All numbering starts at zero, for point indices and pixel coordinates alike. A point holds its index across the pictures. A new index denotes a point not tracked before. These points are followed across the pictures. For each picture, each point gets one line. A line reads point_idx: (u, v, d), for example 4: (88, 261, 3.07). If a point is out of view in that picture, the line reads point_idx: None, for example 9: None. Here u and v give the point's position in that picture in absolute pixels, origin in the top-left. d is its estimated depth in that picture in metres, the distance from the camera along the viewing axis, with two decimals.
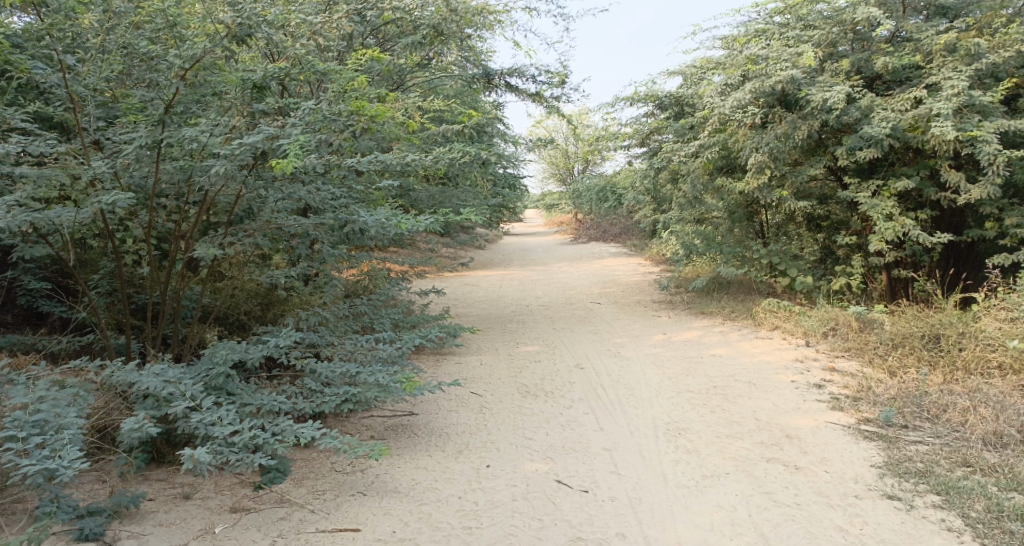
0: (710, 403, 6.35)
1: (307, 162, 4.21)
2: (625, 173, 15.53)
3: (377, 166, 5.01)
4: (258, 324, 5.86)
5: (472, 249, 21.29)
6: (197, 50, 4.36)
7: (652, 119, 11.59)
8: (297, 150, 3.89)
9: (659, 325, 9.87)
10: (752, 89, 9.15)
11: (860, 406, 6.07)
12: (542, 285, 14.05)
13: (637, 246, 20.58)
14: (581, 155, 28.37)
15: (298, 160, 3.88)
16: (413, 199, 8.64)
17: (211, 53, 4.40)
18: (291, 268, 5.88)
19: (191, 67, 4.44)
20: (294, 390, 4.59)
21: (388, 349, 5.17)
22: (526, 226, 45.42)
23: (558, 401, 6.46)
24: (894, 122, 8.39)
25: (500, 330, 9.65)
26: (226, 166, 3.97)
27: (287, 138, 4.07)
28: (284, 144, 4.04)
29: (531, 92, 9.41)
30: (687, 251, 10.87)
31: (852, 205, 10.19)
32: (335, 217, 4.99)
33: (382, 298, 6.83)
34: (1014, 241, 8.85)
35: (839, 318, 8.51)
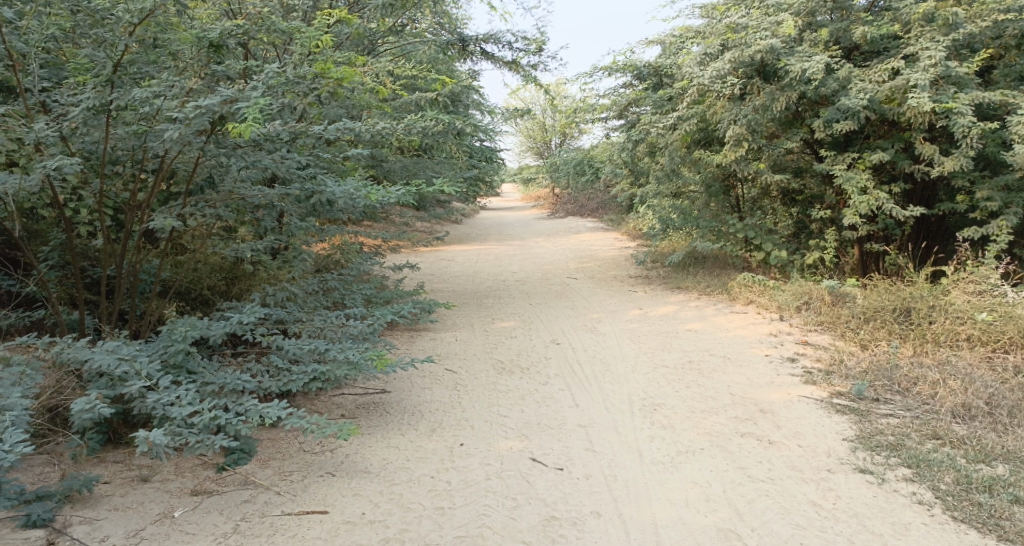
0: (686, 378, 6.33)
1: (269, 128, 4.15)
2: (603, 146, 15.43)
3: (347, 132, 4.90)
4: (223, 300, 5.69)
5: (449, 224, 21.10)
6: (145, 3, 3.89)
7: (630, 90, 11.44)
8: (256, 114, 3.75)
9: (635, 300, 9.85)
10: (732, 59, 9.04)
11: (833, 380, 6.09)
12: (518, 259, 13.97)
13: (614, 220, 20.55)
14: (558, 128, 28.17)
15: (255, 125, 3.73)
16: (386, 170, 8.45)
17: (162, 7, 4.00)
18: (257, 241, 5.71)
19: (141, 23, 3.97)
20: (260, 368, 4.48)
21: (359, 325, 5.06)
22: (504, 201, 45.21)
23: (534, 378, 6.41)
24: (871, 93, 8.37)
25: (475, 306, 9.56)
26: (179, 131, 3.79)
27: (246, 102, 3.88)
28: (243, 109, 3.86)
29: (508, 60, 9.21)
30: (664, 225, 10.82)
31: (828, 179, 10.21)
32: (302, 188, 4.84)
33: (353, 273, 6.69)
34: (984, 214, 8.93)
35: (813, 292, 8.53)
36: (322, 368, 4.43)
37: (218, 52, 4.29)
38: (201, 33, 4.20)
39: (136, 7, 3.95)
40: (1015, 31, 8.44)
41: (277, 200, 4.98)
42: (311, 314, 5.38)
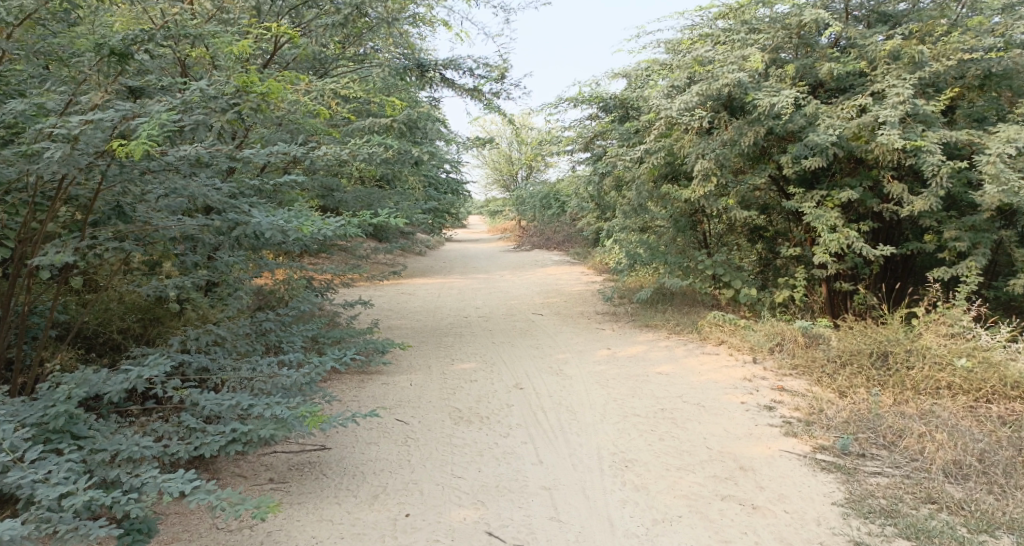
0: (659, 428, 5.85)
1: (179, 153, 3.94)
2: (569, 180, 15.13)
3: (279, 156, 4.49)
4: (135, 346, 5.14)
5: (412, 256, 20.49)
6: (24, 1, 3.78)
7: (596, 122, 11.13)
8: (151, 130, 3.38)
9: (603, 339, 9.40)
10: (700, 91, 8.72)
11: (814, 432, 5.65)
12: (482, 294, 13.45)
13: (580, 254, 20.21)
14: (524, 160, 27.93)
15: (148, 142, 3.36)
16: (337, 200, 7.94)
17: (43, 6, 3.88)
18: (182, 278, 5.16)
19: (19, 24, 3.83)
20: (173, 428, 4.05)
21: (294, 374, 4.66)
22: (470, 232, 44.79)
23: (494, 428, 5.92)
24: (838, 130, 8.09)
25: (434, 344, 9.00)
26: (63, 149, 3.46)
27: (147, 117, 3.60)
28: (142, 125, 3.54)
29: (469, 87, 8.82)
30: (631, 261, 10.44)
31: (798, 216, 9.94)
32: (226, 219, 4.36)
33: (293, 313, 6.08)
34: (953, 255, 8.72)
35: (786, 332, 8.16)
36: (242, 428, 4.04)
37: (123, 60, 3.88)
38: (100, 39, 3.82)
39: (13, 5, 3.72)
40: (977, 72, 8.31)
41: (197, 232, 4.44)
42: (240, 363, 4.94)
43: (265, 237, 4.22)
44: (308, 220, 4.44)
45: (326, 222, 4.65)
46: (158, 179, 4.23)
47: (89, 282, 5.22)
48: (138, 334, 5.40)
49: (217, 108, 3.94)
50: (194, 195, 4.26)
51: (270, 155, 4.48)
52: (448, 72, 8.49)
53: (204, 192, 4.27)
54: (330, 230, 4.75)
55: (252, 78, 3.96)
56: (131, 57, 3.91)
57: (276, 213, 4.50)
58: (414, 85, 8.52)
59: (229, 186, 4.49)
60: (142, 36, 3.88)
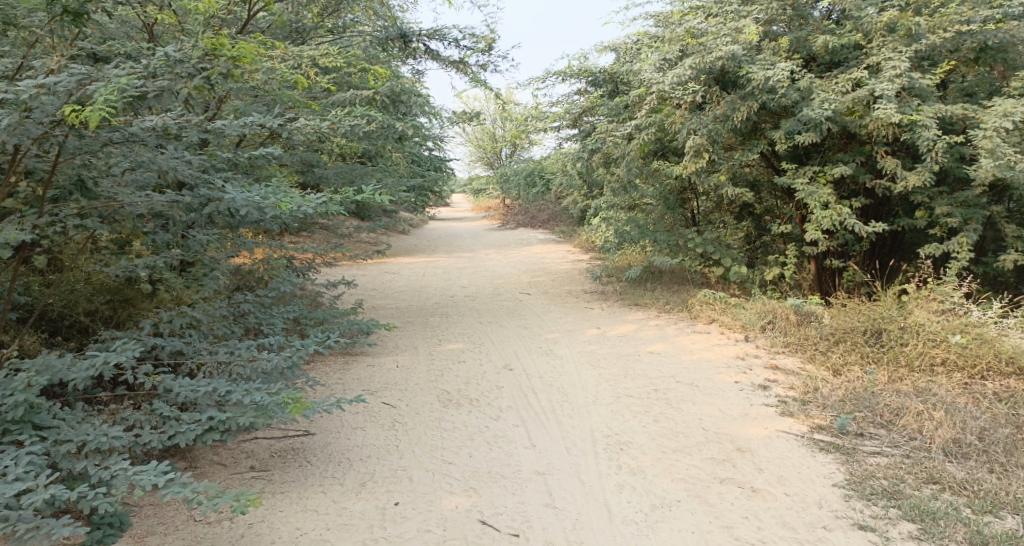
0: (653, 410, 5.72)
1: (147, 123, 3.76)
2: (555, 156, 14.88)
3: (247, 129, 4.24)
4: (105, 329, 4.98)
5: (395, 235, 20.18)
6: None
7: (584, 96, 10.88)
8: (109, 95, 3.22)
9: (592, 318, 9.25)
10: (693, 65, 8.53)
11: (811, 411, 5.54)
12: (468, 273, 13.24)
13: (565, 232, 20.04)
14: (509, 138, 27.59)
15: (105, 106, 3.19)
16: (319, 177, 7.66)
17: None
18: (156, 258, 4.94)
19: None
20: (145, 415, 3.85)
21: (275, 359, 4.46)
22: (454, 211, 44.42)
23: (484, 412, 5.76)
24: (833, 104, 7.94)
25: (420, 325, 8.79)
26: (14, 117, 3.25)
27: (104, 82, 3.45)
28: (98, 90, 3.37)
29: (454, 59, 8.54)
30: (619, 239, 10.26)
31: (789, 193, 9.82)
32: (197, 196, 4.11)
33: (273, 294, 5.85)
34: (944, 230, 8.63)
35: (777, 310, 8.05)
36: (220, 416, 3.86)
37: (78, 20, 3.68)
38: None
39: None
40: (974, 44, 8.05)
41: (168, 210, 4.20)
42: (217, 347, 4.74)
43: (241, 215, 4.00)
44: (287, 197, 4.19)
45: (307, 199, 4.42)
46: (123, 154, 4.01)
47: (54, 262, 5.01)
48: (107, 317, 5.19)
49: (184, 75, 3.77)
50: (164, 170, 4.05)
51: (242, 128, 4.23)
52: (432, 43, 8.19)
53: (172, 165, 4.03)
54: (311, 207, 4.51)
55: (221, 42, 3.83)
56: (88, 15, 3.75)
57: (252, 189, 4.25)
58: (396, 56, 8.22)
59: (203, 161, 4.25)
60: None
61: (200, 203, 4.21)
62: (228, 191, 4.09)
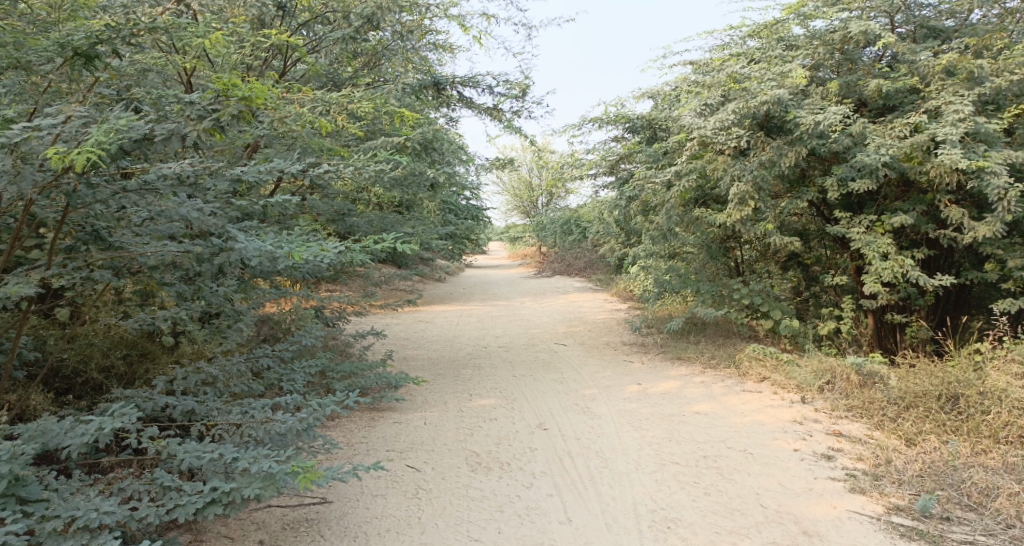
0: (702, 480, 5.17)
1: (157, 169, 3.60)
2: (592, 205, 14.53)
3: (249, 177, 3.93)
4: (117, 386, 4.66)
5: (428, 282, 19.91)
6: None
7: (622, 143, 10.55)
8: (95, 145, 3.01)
9: (633, 373, 8.71)
10: (737, 109, 8.12)
11: (885, 488, 4.96)
12: (502, 323, 12.81)
13: (602, 281, 19.58)
14: (545, 187, 27.45)
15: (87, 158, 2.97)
16: (349, 225, 7.39)
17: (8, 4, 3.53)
18: (172, 312, 4.65)
19: None
20: (144, 485, 3.47)
21: (289, 420, 4.07)
22: (489, 257, 44.27)
23: (515, 478, 5.29)
24: (890, 149, 7.44)
25: (452, 378, 8.37)
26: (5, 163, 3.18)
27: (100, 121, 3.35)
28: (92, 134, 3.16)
29: (489, 106, 8.31)
30: (660, 289, 9.77)
31: (843, 243, 9.25)
32: (208, 245, 3.81)
33: (292, 348, 5.51)
34: (1018, 285, 7.97)
35: (836, 369, 7.43)
36: (224, 487, 3.45)
37: (88, 62, 3.61)
38: (64, 39, 3.56)
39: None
40: None
41: (180, 260, 3.90)
42: (230, 405, 4.40)
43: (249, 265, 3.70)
44: (301, 247, 3.95)
45: (317, 250, 4.06)
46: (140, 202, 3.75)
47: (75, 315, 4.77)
48: (122, 373, 4.86)
49: (193, 115, 3.69)
50: (181, 217, 3.78)
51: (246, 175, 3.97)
52: (465, 90, 7.98)
53: (187, 213, 3.74)
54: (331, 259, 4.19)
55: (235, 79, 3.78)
56: (99, 57, 3.65)
57: (264, 238, 4.00)
58: (429, 104, 8.04)
59: (220, 208, 3.97)
60: (106, 32, 3.60)
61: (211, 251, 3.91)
62: (243, 238, 3.77)
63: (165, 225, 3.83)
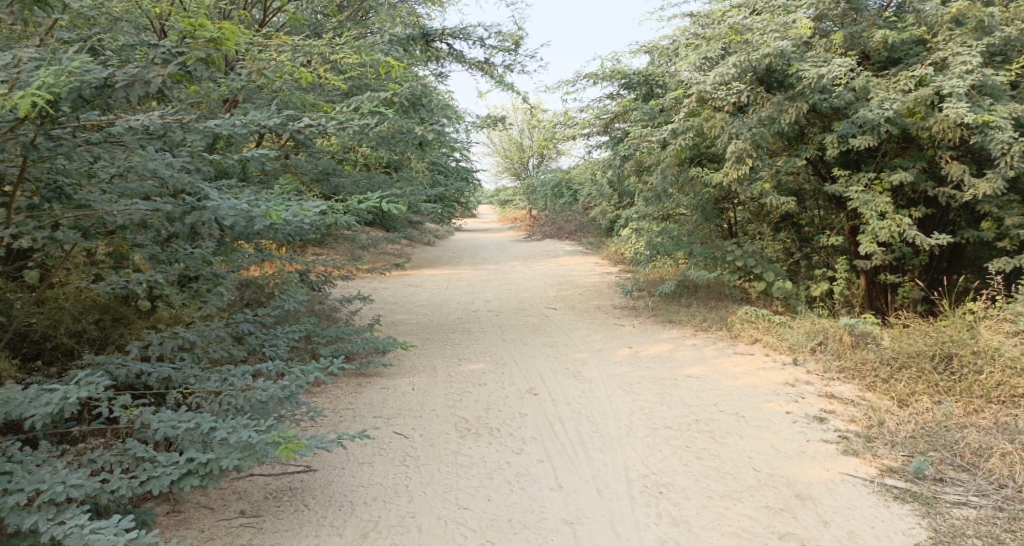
0: (695, 444, 5.11)
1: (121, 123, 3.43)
2: (584, 166, 14.31)
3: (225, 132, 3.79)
4: (90, 351, 4.53)
5: (419, 245, 19.70)
6: None
7: (616, 101, 10.31)
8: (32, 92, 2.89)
9: (624, 336, 8.62)
10: (737, 62, 7.89)
11: (878, 450, 4.90)
12: (492, 286, 12.67)
13: (593, 244, 19.43)
14: (536, 148, 27.10)
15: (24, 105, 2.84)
16: (335, 186, 7.17)
17: None
18: (144, 276, 4.48)
19: None
20: (116, 456, 3.38)
21: (270, 388, 3.95)
22: (479, 221, 43.98)
23: (505, 444, 5.21)
24: (894, 103, 7.26)
25: (441, 342, 8.26)
26: None
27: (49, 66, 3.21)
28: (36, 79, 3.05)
29: (480, 60, 8.04)
30: (653, 251, 9.63)
31: (840, 203, 9.10)
32: (176, 205, 3.63)
33: (275, 314, 5.37)
34: (1014, 244, 7.87)
35: (829, 330, 7.35)
36: (201, 457, 3.34)
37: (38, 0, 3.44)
38: None
39: None
40: None
41: (149, 221, 3.72)
42: (208, 372, 4.28)
43: (228, 224, 3.54)
44: (279, 208, 3.79)
45: (300, 210, 3.89)
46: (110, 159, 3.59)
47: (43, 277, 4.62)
48: (95, 339, 4.72)
49: (158, 60, 3.55)
50: (149, 176, 3.62)
51: (219, 128, 3.78)
52: (455, 43, 7.70)
53: (154, 169, 3.56)
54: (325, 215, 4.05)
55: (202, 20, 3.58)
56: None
57: (239, 198, 3.83)
58: (418, 58, 7.76)
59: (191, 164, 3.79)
60: None
61: (182, 212, 3.74)
62: (216, 198, 3.60)
63: (136, 183, 3.68)
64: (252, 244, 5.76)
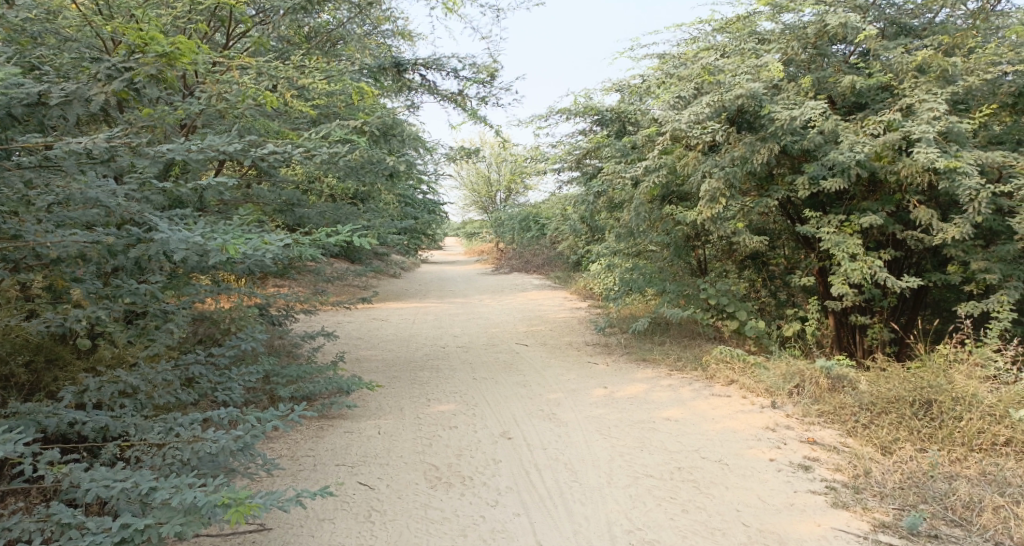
0: (679, 495, 4.87)
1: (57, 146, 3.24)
2: (555, 201, 14.16)
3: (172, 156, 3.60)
4: (17, 398, 4.25)
5: (385, 277, 19.28)
6: None
7: (589, 137, 10.19)
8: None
9: (598, 375, 8.38)
10: (711, 102, 7.80)
11: (867, 502, 4.70)
12: (461, 321, 12.34)
13: (562, 278, 19.25)
14: (505, 181, 27.03)
15: None
16: (299, 217, 6.83)
17: None
18: (82, 314, 4.14)
19: None
20: (36, 523, 3.08)
21: (222, 439, 3.60)
22: (446, 252, 43.59)
23: (479, 494, 4.91)
24: (864, 147, 7.14)
25: (409, 381, 7.89)
26: None
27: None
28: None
29: (453, 91, 7.84)
30: (625, 288, 9.45)
31: (809, 243, 8.98)
32: (119, 237, 3.34)
33: (230, 354, 4.99)
34: (980, 288, 7.81)
35: (805, 372, 7.17)
36: (137, 524, 3.04)
37: None
38: None
39: None
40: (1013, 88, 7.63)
41: (89, 254, 3.40)
42: (152, 421, 3.95)
43: (177, 256, 3.22)
44: (237, 241, 3.47)
45: (260, 244, 3.57)
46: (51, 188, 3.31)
47: None
48: (25, 383, 4.43)
49: (102, 76, 3.63)
50: (91, 201, 3.34)
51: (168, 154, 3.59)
52: (428, 74, 7.50)
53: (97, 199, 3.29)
54: (274, 254, 3.70)
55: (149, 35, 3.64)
56: None
57: (191, 229, 3.51)
58: (389, 88, 7.51)
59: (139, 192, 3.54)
60: None
61: (127, 244, 3.46)
62: (167, 229, 3.28)
63: (79, 211, 3.42)
64: (209, 276, 5.46)
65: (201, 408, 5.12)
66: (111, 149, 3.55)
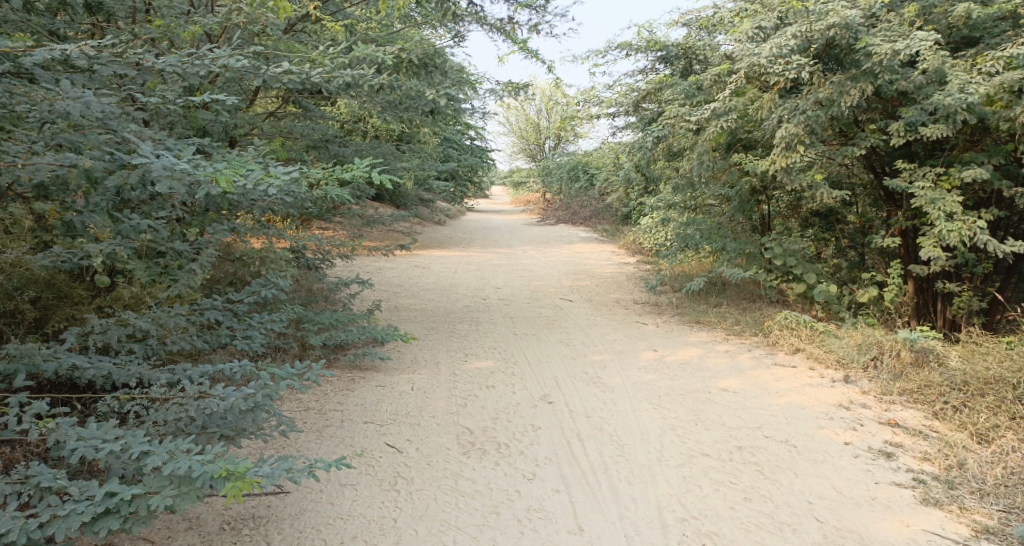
0: (740, 480, 4.32)
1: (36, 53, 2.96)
2: (607, 148, 13.38)
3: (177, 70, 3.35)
4: (24, 339, 3.89)
5: (427, 224, 18.84)
6: None
7: (649, 77, 9.38)
8: None
9: (647, 336, 7.80)
10: (798, 33, 6.99)
11: (965, 502, 4.10)
12: (503, 271, 11.83)
13: (609, 232, 18.50)
14: (554, 129, 26.12)
15: None
16: (334, 153, 6.32)
17: None
18: (84, 250, 3.74)
19: None
20: (13, 485, 2.67)
21: (229, 397, 3.19)
22: (490, 199, 42.84)
23: (514, 465, 4.44)
24: (978, 88, 6.24)
25: (446, 334, 7.45)
26: None
27: None
28: None
29: (502, 20, 7.14)
30: (681, 243, 8.77)
31: (895, 200, 8.10)
32: (99, 158, 2.97)
33: (250, 300, 4.56)
34: None
35: (884, 343, 6.48)
36: (124, 494, 2.63)
37: None
38: None
39: None
40: None
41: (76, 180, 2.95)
42: (158, 371, 3.58)
43: (161, 186, 2.86)
44: (233, 171, 3.03)
45: (261, 176, 3.07)
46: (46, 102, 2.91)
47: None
48: (33, 321, 4.07)
49: None
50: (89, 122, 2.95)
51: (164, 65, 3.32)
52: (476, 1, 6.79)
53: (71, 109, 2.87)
54: (276, 185, 3.17)
55: None
56: None
57: (184, 153, 3.09)
58: (433, 14, 6.84)
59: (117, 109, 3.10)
60: None
61: (109, 170, 3.04)
62: (149, 152, 2.93)
63: (84, 133, 3.01)
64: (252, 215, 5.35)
65: (221, 356, 4.74)
66: (94, 59, 3.20)
